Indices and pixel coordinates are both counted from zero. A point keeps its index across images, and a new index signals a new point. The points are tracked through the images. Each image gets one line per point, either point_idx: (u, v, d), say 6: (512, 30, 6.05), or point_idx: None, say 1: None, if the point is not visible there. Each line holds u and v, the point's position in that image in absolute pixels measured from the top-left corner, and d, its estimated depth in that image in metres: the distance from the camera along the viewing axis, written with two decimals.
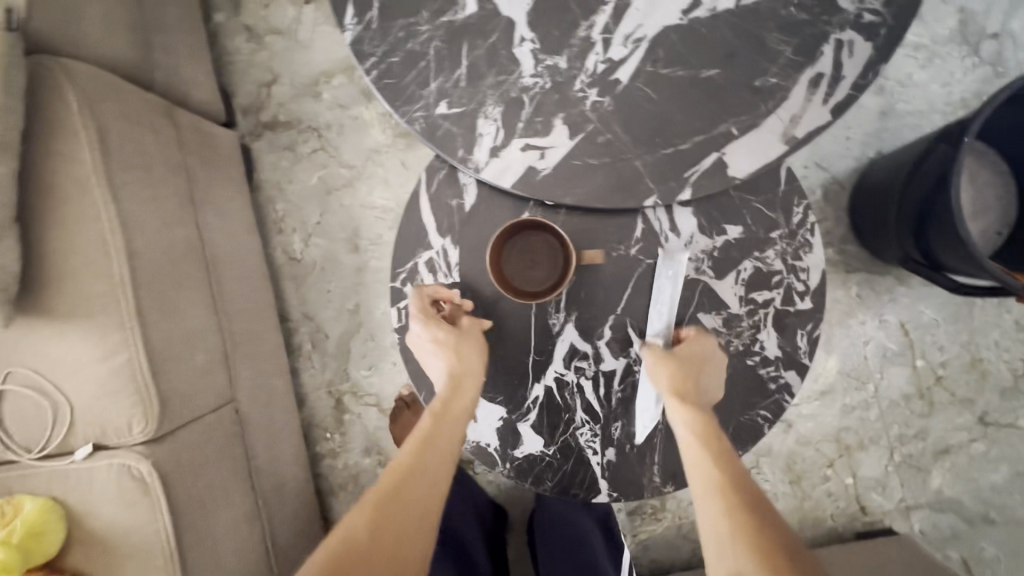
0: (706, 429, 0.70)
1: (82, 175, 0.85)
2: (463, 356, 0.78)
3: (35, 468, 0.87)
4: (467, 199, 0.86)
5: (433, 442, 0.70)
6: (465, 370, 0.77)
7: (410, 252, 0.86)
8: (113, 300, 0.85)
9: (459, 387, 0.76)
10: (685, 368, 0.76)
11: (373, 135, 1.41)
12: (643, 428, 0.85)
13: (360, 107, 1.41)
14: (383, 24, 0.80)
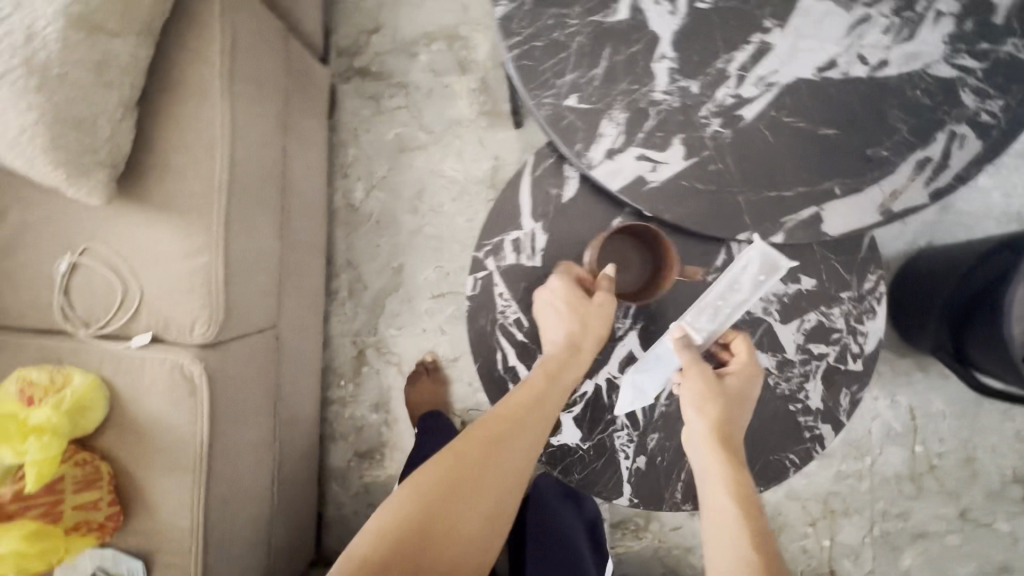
0: (734, 477, 0.73)
1: (207, 77, 0.86)
2: (586, 323, 0.81)
3: (90, 344, 0.88)
4: (566, 191, 0.89)
5: (529, 407, 0.79)
6: (583, 336, 0.82)
7: (501, 227, 0.89)
8: (207, 202, 0.87)
9: (575, 352, 0.82)
10: (726, 407, 0.78)
11: (459, 107, 1.43)
12: (625, 405, 0.87)
13: (453, 76, 1.43)
14: (536, 7, 0.82)
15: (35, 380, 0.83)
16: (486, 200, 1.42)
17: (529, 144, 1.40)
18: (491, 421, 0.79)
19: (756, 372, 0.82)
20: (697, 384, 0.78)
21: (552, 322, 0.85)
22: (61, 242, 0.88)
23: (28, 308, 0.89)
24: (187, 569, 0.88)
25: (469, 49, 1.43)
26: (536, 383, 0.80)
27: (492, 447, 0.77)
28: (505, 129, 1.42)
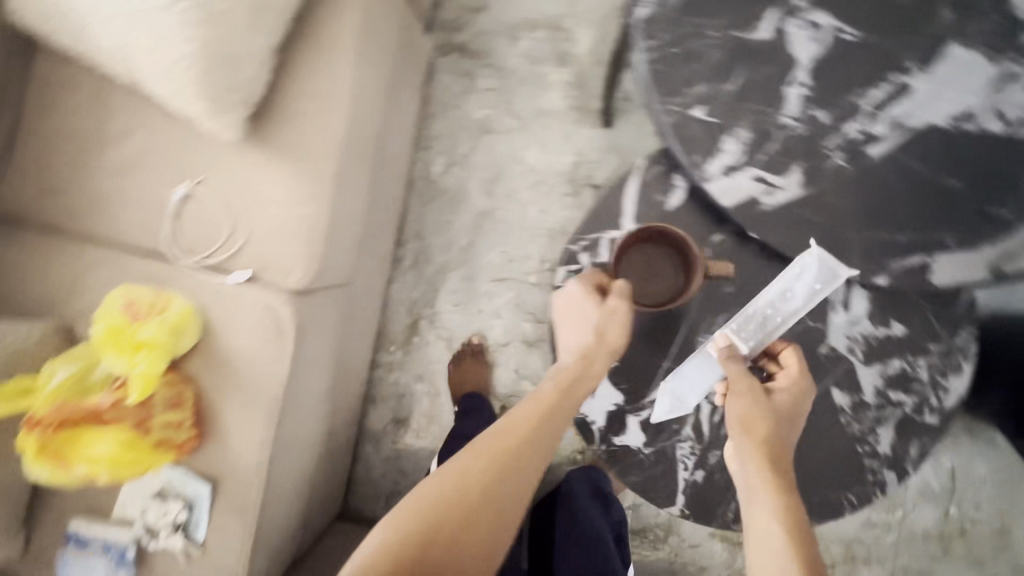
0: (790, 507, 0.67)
1: (345, 36, 0.89)
2: (603, 329, 0.82)
3: (191, 271, 0.92)
4: (671, 200, 0.90)
5: (546, 421, 0.78)
6: (600, 347, 0.82)
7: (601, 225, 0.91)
8: (324, 155, 0.89)
9: (590, 363, 0.82)
10: (771, 428, 0.74)
11: (550, 97, 1.43)
12: (663, 411, 0.90)
13: (549, 66, 1.42)
14: (678, 14, 0.82)
15: (138, 297, 0.87)
16: (561, 194, 1.43)
17: (616, 146, 1.40)
18: (505, 437, 0.75)
19: (807, 391, 0.79)
20: (745, 400, 0.76)
21: (575, 330, 0.85)
22: (177, 169, 0.90)
23: (136, 229, 0.93)
24: (247, 501, 0.92)
25: (571, 41, 1.42)
26: (555, 398, 0.80)
27: (510, 464, 0.73)
28: (593, 126, 1.42)
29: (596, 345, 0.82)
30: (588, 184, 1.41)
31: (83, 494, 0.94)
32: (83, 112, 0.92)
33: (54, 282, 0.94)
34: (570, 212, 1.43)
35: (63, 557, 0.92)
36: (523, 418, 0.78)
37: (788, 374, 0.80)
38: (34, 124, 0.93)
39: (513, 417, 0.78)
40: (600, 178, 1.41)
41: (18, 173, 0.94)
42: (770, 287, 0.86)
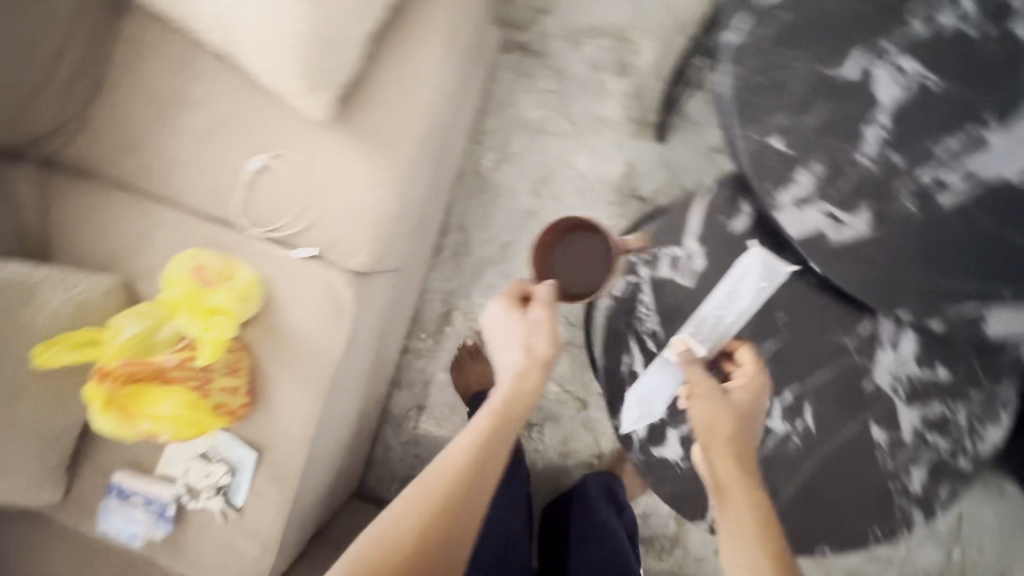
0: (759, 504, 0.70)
1: (436, 30, 0.91)
2: (531, 341, 0.85)
3: (256, 242, 0.93)
4: (736, 224, 0.91)
5: (486, 462, 0.75)
6: (530, 362, 0.83)
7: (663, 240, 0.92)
8: (402, 143, 0.90)
9: (522, 381, 0.81)
10: (733, 426, 0.77)
11: (607, 106, 1.44)
12: (630, 420, 0.93)
13: (610, 75, 1.44)
14: (769, 44, 0.84)
15: (206, 263, 0.89)
16: (607, 202, 1.44)
17: (666, 162, 1.42)
18: (439, 487, 0.72)
19: (762, 389, 0.83)
20: (710, 403, 0.78)
21: (510, 353, 0.85)
22: (255, 140, 0.92)
23: (208, 195, 0.94)
24: (288, 472, 0.93)
25: (634, 53, 1.43)
26: (491, 435, 0.77)
27: (446, 522, 0.70)
28: (646, 139, 1.44)
29: (526, 375, 0.82)
30: (635, 196, 1.43)
31: (128, 447, 0.96)
32: (167, 74, 0.93)
33: (120, 237, 0.95)
34: (614, 221, 1.45)
35: (104, 506, 0.94)
36: (457, 461, 0.74)
37: (744, 374, 0.84)
38: (117, 81, 0.95)
39: (447, 462, 0.74)
40: (646, 191, 1.43)
41: (96, 127, 0.96)
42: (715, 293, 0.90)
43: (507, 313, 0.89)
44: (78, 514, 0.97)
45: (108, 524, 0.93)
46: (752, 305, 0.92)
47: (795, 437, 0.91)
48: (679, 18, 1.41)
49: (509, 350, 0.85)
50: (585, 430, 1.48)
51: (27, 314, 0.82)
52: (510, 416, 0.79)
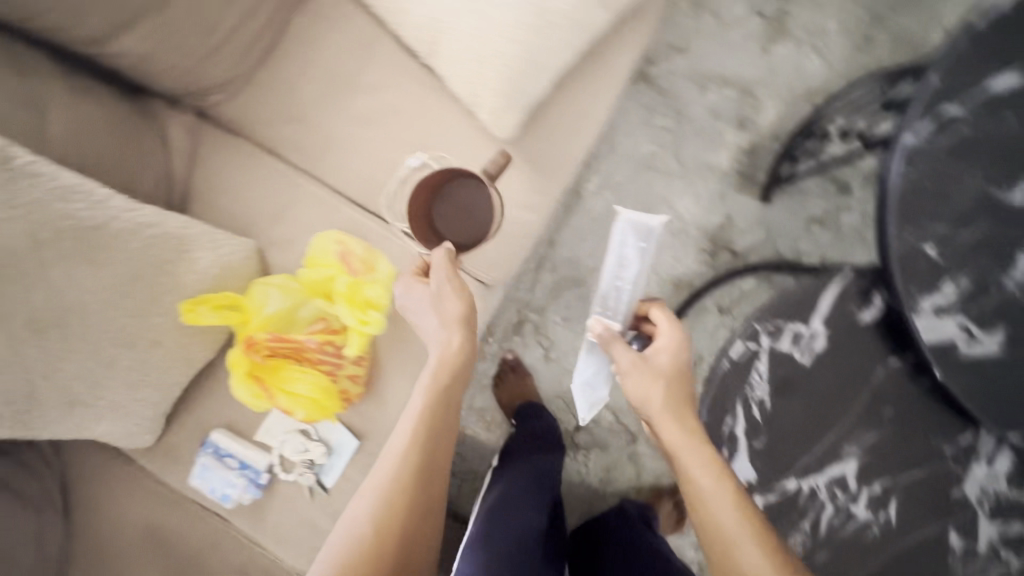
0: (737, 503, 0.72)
1: (620, 67, 0.88)
2: (445, 308, 0.79)
3: (397, 236, 0.94)
4: (865, 314, 0.94)
5: (433, 443, 0.76)
6: (445, 319, 0.80)
7: (792, 316, 0.94)
8: (559, 170, 0.90)
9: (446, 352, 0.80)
10: (672, 418, 0.78)
11: (719, 156, 1.45)
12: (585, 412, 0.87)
13: (729, 125, 1.44)
14: (945, 154, 0.85)
15: (352, 249, 0.89)
16: (698, 250, 1.46)
17: (766, 222, 1.44)
18: (399, 478, 0.73)
19: (685, 353, 0.83)
20: (640, 377, 0.79)
21: (435, 329, 0.80)
22: (419, 137, 0.92)
23: (360, 181, 0.95)
24: None
25: (756, 110, 1.44)
26: (431, 413, 0.77)
27: (410, 507, 0.72)
28: (749, 196, 1.45)
29: (449, 354, 0.79)
30: (727, 249, 1.45)
31: (230, 408, 0.97)
32: (342, 54, 0.92)
33: (264, 205, 0.96)
34: (700, 269, 1.47)
35: (199, 461, 0.95)
36: (405, 449, 0.74)
37: (663, 343, 0.83)
38: (289, 49, 0.94)
39: (396, 449, 0.75)
40: (739, 246, 1.45)
41: (259, 91, 0.95)
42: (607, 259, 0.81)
43: (413, 283, 0.83)
44: (170, 462, 0.99)
45: (201, 480, 0.94)
46: (862, 395, 0.94)
47: (875, 527, 0.94)
48: (809, 85, 1.42)
49: (431, 324, 0.80)
50: (629, 463, 1.51)
51: (180, 269, 0.80)
52: (445, 394, 0.78)
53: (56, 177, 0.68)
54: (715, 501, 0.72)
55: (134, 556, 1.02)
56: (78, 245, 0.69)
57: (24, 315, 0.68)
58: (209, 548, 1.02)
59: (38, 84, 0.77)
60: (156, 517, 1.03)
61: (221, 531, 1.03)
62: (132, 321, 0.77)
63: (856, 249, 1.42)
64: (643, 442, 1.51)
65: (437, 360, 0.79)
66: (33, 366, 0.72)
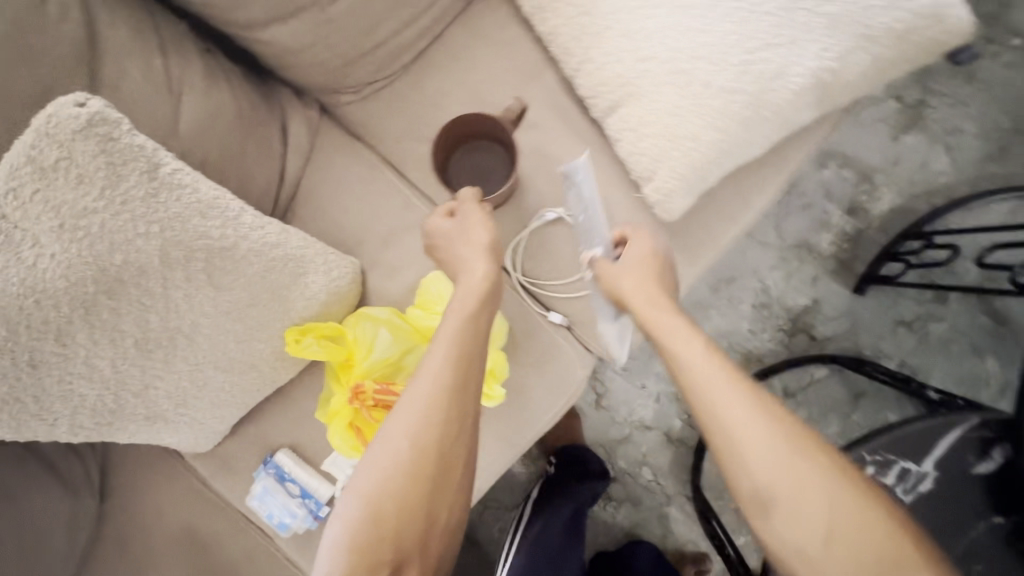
0: (760, 410, 0.60)
1: (793, 167, 0.81)
2: (473, 236, 0.72)
3: (516, 290, 0.87)
4: (982, 465, 0.90)
5: (468, 368, 0.65)
6: (476, 243, 0.71)
7: (904, 453, 0.89)
8: (697, 250, 0.81)
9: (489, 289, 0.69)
10: (650, 311, 0.68)
11: (819, 236, 1.38)
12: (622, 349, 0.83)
13: (837, 208, 1.37)
14: None
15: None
16: (777, 326, 1.39)
17: (854, 314, 1.38)
18: (432, 402, 0.63)
19: (663, 250, 0.74)
20: (631, 273, 0.71)
21: (467, 254, 0.71)
22: (561, 191, 0.83)
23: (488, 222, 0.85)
24: None
25: (869, 197, 1.36)
26: (460, 338, 0.65)
27: (449, 428, 0.63)
28: (841, 283, 1.38)
29: (478, 282, 0.68)
30: (806, 333, 1.39)
31: (299, 430, 0.91)
32: (495, 82, 0.83)
33: (374, 224, 0.87)
34: (775, 346, 1.39)
35: (259, 482, 0.89)
36: (438, 370, 0.64)
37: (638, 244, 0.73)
38: (438, 62, 0.84)
39: (429, 369, 0.64)
40: (820, 333, 1.38)
41: (394, 100, 0.86)
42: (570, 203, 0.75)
43: (441, 222, 0.74)
44: (224, 472, 0.92)
45: (259, 503, 0.88)
46: (956, 547, 0.90)
47: None
48: (931, 183, 1.34)
49: (472, 252, 0.71)
50: (656, 522, 1.45)
51: (293, 294, 0.72)
52: (482, 324, 0.67)
53: (199, 190, 0.60)
54: (742, 420, 0.60)
55: (164, 555, 0.92)
56: (205, 268, 0.62)
57: (135, 335, 0.61)
58: (243, 562, 0.93)
59: (175, 63, 0.68)
60: (194, 517, 0.95)
61: (259, 547, 0.94)
62: (235, 346, 0.70)
63: (937, 359, 1.35)
64: (674, 505, 1.44)
65: (474, 286, 0.68)
66: (128, 385, 0.65)
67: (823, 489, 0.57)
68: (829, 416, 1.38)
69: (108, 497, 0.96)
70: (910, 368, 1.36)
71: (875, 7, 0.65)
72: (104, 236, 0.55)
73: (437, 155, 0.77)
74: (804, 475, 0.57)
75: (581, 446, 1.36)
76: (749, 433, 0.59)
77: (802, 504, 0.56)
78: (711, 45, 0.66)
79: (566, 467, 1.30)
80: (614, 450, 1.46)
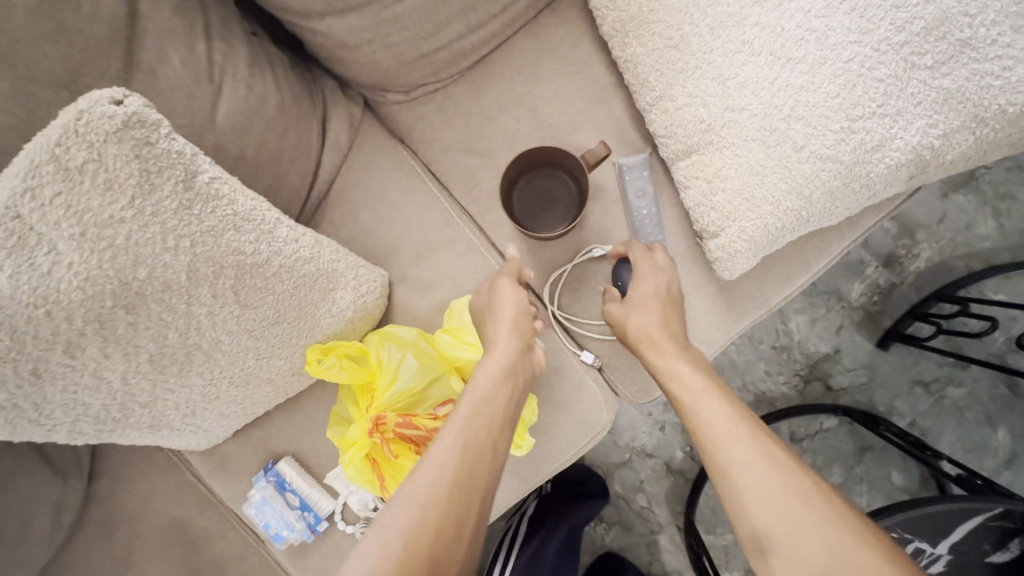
0: (786, 479, 0.55)
1: (862, 235, 0.75)
2: (500, 305, 0.68)
3: (549, 322, 0.81)
4: (999, 554, 0.80)
5: (478, 462, 0.56)
6: (501, 315, 0.67)
7: (926, 536, 0.76)
8: (750, 308, 0.76)
9: (512, 372, 0.63)
10: (653, 348, 0.67)
11: (852, 284, 1.17)
12: None
13: (874, 258, 1.17)
14: None
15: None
16: (793, 369, 1.18)
17: (873, 368, 1.16)
18: (432, 496, 0.52)
19: (672, 276, 0.71)
20: (644, 313, 0.69)
21: (493, 332, 0.66)
22: (614, 226, 0.77)
23: (528, 250, 0.79)
24: None
25: (908, 252, 1.16)
26: (473, 424, 0.58)
27: (442, 536, 0.50)
28: (865, 336, 1.17)
29: (499, 364, 0.63)
30: (821, 382, 1.17)
31: (306, 438, 0.86)
32: (559, 101, 0.77)
33: (408, 237, 0.80)
34: (788, 391, 1.18)
35: (257, 490, 0.84)
36: (448, 453, 0.55)
37: (643, 266, 0.70)
38: (498, 72, 0.78)
39: (436, 454, 0.55)
40: (837, 384, 1.17)
41: (446, 105, 0.79)
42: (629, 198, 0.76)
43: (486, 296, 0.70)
44: (220, 471, 0.87)
45: (256, 511, 0.83)
46: None
47: None
48: (973, 247, 1.15)
49: (497, 332, 0.66)
50: (644, 551, 1.20)
51: (319, 312, 0.67)
52: (503, 418, 0.61)
53: (235, 201, 0.55)
54: (739, 459, 0.57)
55: (147, 549, 0.83)
56: (234, 284, 0.58)
57: (150, 350, 0.56)
58: (231, 563, 0.86)
59: (220, 50, 0.63)
60: (182, 511, 0.86)
61: (249, 547, 0.88)
62: (254, 362, 0.65)
63: (947, 423, 1.14)
64: (666, 535, 1.20)
65: (495, 370, 0.62)
66: (136, 395, 0.60)
67: (826, 535, 0.51)
68: (830, 465, 1.15)
69: (96, 480, 0.85)
70: (920, 431, 1.15)
71: (994, 86, 0.57)
72: (130, 248, 0.50)
73: (505, 182, 0.74)
74: (804, 520, 0.52)
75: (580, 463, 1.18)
76: (746, 475, 0.56)
77: (802, 549, 0.51)
78: (810, 107, 0.62)
79: (565, 486, 1.13)
80: (610, 473, 1.22)
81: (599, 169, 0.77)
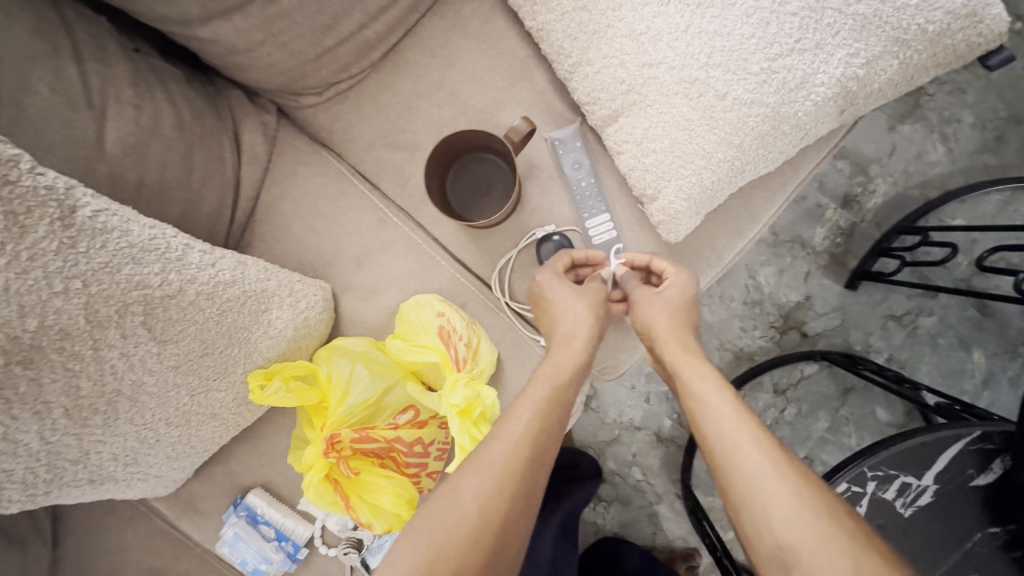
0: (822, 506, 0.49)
1: (805, 177, 0.73)
2: (574, 295, 0.66)
3: (501, 312, 0.75)
4: (985, 476, 0.74)
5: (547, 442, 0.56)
6: (563, 302, 0.66)
7: (909, 466, 0.74)
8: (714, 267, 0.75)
9: (575, 342, 0.63)
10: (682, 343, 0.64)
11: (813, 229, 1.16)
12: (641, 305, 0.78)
13: (831, 200, 1.16)
14: None
15: (454, 326, 0.71)
16: (767, 322, 1.16)
17: (846, 309, 1.16)
18: (505, 466, 0.53)
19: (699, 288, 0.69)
20: (681, 314, 0.66)
21: (562, 309, 0.66)
22: (554, 204, 0.74)
23: (472, 240, 0.75)
24: None
25: (864, 190, 1.15)
26: (546, 406, 0.58)
27: (513, 508, 0.52)
28: (833, 278, 1.16)
29: (580, 344, 0.63)
30: (796, 330, 1.16)
31: (274, 465, 0.83)
32: (478, 81, 0.73)
33: (346, 243, 0.76)
34: (766, 344, 1.17)
35: (229, 527, 0.80)
36: (522, 430, 0.55)
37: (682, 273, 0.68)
38: (410, 60, 0.74)
39: (508, 432, 0.56)
40: (811, 330, 1.16)
41: (363, 101, 0.75)
42: (564, 171, 0.73)
43: (560, 281, 0.67)
44: (189, 513, 0.83)
45: (230, 549, 0.80)
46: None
47: None
48: (926, 174, 1.14)
49: (573, 305, 0.65)
50: (646, 523, 1.19)
51: (255, 335, 0.64)
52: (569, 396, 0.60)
53: (129, 232, 0.53)
54: (770, 475, 0.51)
55: None
56: (145, 320, 0.54)
57: (65, 404, 0.52)
58: None
59: (96, 72, 0.58)
60: (157, 559, 0.81)
61: None
62: (189, 400, 0.61)
63: (923, 352, 1.14)
64: (666, 504, 1.18)
65: (568, 353, 0.62)
66: (64, 453, 0.55)
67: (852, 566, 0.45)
68: (817, 412, 1.14)
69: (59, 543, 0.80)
70: (897, 365, 1.15)
71: (910, 6, 0.57)
72: (11, 297, 0.46)
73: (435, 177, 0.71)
74: (839, 542, 0.47)
75: (569, 447, 1.16)
76: (776, 496, 0.50)
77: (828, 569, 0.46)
78: (727, 51, 0.60)
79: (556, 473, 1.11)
80: (601, 452, 1.20)
81: (529, 146, 0.74)
